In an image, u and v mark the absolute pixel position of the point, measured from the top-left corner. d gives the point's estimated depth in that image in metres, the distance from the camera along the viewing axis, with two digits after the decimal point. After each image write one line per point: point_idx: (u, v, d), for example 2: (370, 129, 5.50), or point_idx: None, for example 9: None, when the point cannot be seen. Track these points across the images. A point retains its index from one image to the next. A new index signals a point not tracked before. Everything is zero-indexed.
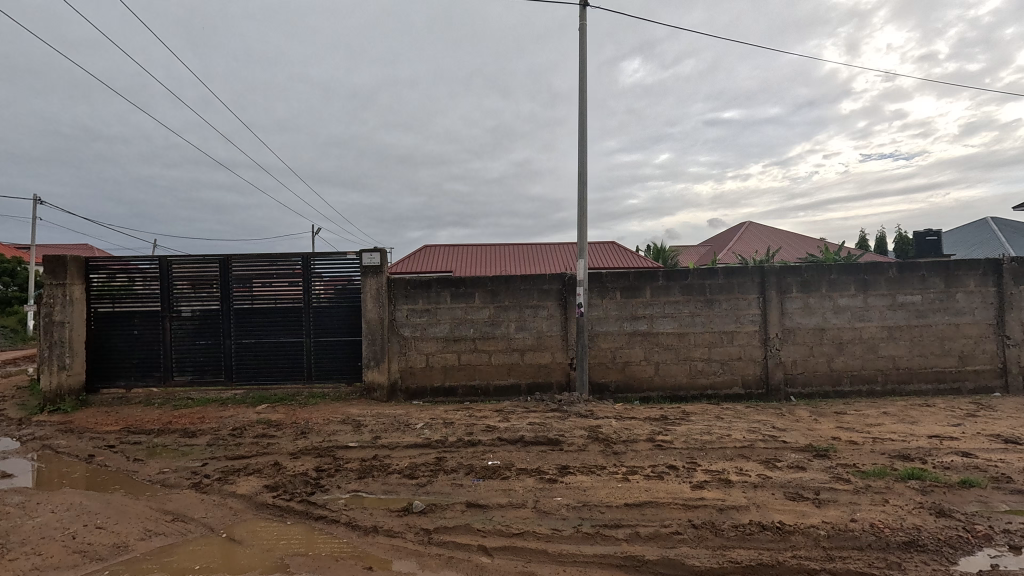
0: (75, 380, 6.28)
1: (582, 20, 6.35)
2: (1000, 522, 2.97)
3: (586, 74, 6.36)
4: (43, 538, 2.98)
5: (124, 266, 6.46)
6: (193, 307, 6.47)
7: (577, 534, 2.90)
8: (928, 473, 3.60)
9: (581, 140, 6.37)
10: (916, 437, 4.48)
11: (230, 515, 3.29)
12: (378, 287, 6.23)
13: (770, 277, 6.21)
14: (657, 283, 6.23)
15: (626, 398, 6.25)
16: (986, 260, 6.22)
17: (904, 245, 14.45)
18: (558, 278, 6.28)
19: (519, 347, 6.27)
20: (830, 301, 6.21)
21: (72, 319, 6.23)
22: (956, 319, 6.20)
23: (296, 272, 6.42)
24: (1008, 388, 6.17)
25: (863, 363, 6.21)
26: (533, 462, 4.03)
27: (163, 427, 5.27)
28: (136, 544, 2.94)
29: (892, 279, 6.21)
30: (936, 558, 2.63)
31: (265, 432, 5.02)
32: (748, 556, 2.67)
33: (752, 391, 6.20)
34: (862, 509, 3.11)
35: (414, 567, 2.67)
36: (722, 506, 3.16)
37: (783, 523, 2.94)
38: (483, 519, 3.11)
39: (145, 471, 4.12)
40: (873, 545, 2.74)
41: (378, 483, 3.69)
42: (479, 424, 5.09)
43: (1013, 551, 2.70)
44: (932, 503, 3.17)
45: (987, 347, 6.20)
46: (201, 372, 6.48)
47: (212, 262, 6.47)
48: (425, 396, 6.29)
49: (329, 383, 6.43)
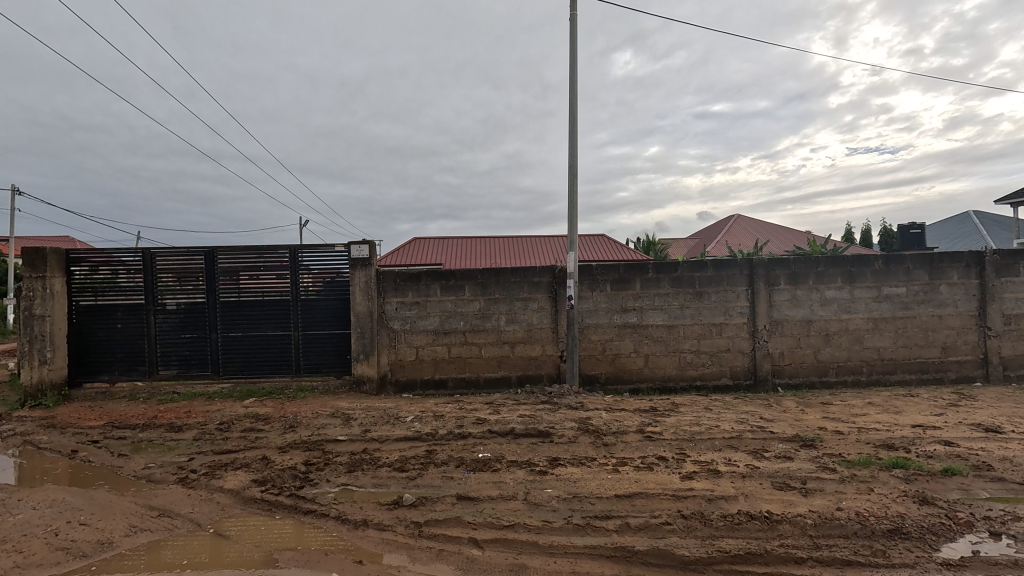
0: (57, 374, 6.15)
1: (573, 11, 6.28)
2: (981, 509, 3.04)
3: (576, 65, 6.31)
4: (24, 536, 2.92)
5: (107, 258, 6.32)
6: (178, 300, 6.37)
7: (568, 525, 2.91)
8: (912, 462, 3.66)
9: (572, 133, 6.34)
10: (901, 427, 4.56)
11: (217, 511, 3.25)
12: (366, 280, 6.16)
13: (758, 269, 6.26)
14: (648, 276, 6.25)
15: (616, 390, 6.28)
16: (970, 252, 6.32)
17: (890, 237, 14.69)
18: (548, 270, 6.27)
19: (510, 339, 6.26)
20: (818, 293, 6.28)
21: (53, 312, 6.08)
22: (939, 310, 6.30)
23: (283, 265, 6.32)
24: (989, 379, 6.30)
25: (849, 354, 6.30)
26: (524, 453, 4.05)
27: (149, 422, 5.18)
28: (121, 541, 2.89)
29: (879, 271, 6.28)
30: (919, 545, 2.68)
31: (253, 426, 4.96)
32: (736, 545, 2.70)
33: (740, 382, 6.26)
34: (848, 498, 3.15)
35: (404, 560, 2.67)
36: (710, 496, 3.18)
37: (771, 512, 2.98)
38: (473, 512, 3.10)
39: (131, 466, 4.06)
40: (859, 533, 2.78)
41: (368, 476, 3.67)
42: (470, 416, 5.08)
43: (994, 537, 2.76)
44: (916, 492, 3.23)
45: (970, 338, 6.32)
46: (187, 366, 6.39)
47: (197, 254, 6.36)
48: (415, 389, 6.27)
49: (317, 376, 6.39)
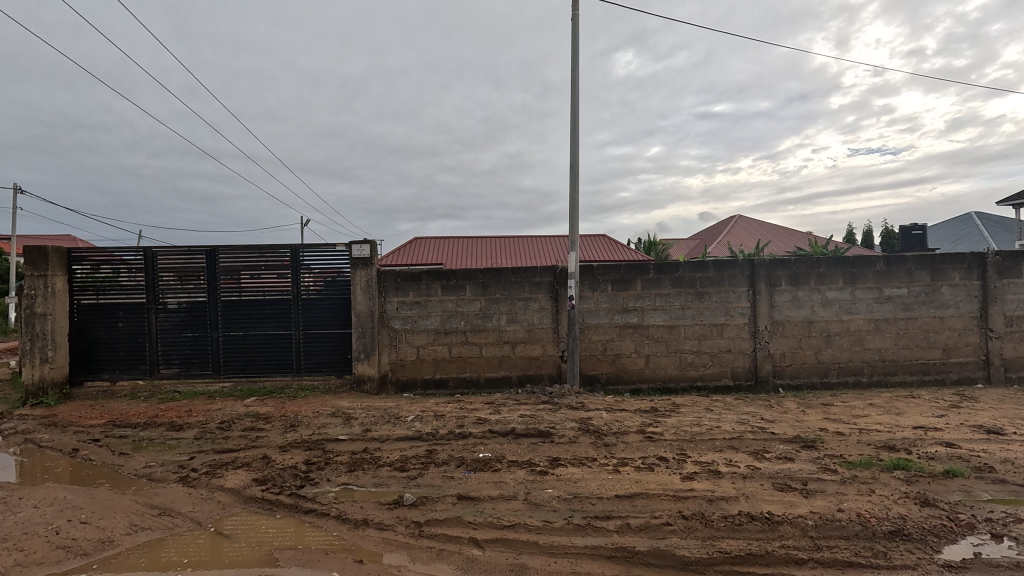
0: (58, 373, 6.15)
1: (574, 11, 6.27)
2: (983, 511, 3.03)
3: (578, 65, 6.30)
4: (25, 534, 2.92)
5: (108, 257, 6.33)
6: (179, 298, 6.37)
7: (568, 525, 2.91)
8: (913, 463, 3.65)
9: (573, 133, 6.33)
10: (902, 428, 4.55)
11: (217, 509, 3.25)
12: (367, 279, 6.16)
13: (759, 270, 6.25)
14: (649, 276, 6.25)
15: (616, 390, 6.27)
16: (972, 254, 6.31)
17: (892, 239, 14.67)
18: (549, 270, 6.27)
19: (511, 339, 6.26)
20: (819, 293, 6.27)
21: (55, 311, 6.09)
22: (941, 311, 6.29)
23: (284, 264, 6.33)
24: (991, 380, 6.28)
25: (850, 355, 6.29)
26: (524, 453, 4.05)
27: (150, 421, 5.19)
28: (121, 539, 2.90)
29: (880, 272, 6.27)
30: (920, 547, 2.67)
31: (254, 425, 4.97)
32: (736, 546, 2.69)
33: (741, 383, 6.26)
34: (849, 499, 3.15)
35: (405, 559, 2.67)
36: (711, 497, 3.18)
37: (772, 513, 2.97)
38: (473, 511, 3.10)
39: (132, 465, 4.06)
40: (860, 534, 2.78)
41: (369, 475, 3.67)
42: (470, 416, 5.08)
43: (996, 539, 2.75)
44: (917, 493, 3.22)
45: (971, 339, 6.30)
46: (189, 365, 6.39)
47: (199, 253, 6.37)
48: (416, 389, 6.27)
49: (318, 375, 6.40)
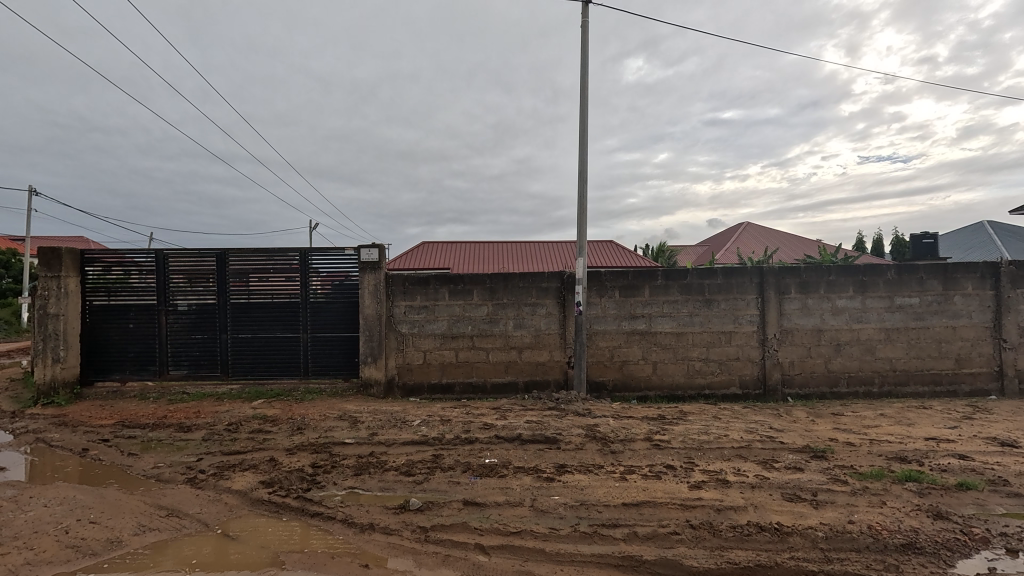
0: (69, 372, 6.23)
1: (584, 17, 6.30)
2: (998, 525, 2.98)
3: (587, 71, 6.32)
4: (36, 533, 2.95)
5: (119, 258, 6.42)
6: (189, 300, 6.43)
7: (575, 532, 2.90)
8: (925, 475, 3.60)
9: (582, 138, 6.34)
10: (914, 439, 4.48)
11: (224, 511, 3.27)
12: (375, 283, 6.20)
13: (769, 278, 6.21)
14: (656, 283, 6.22)
15: (624, 397, 6.25)
16: (985, 263, 6.22)
17: (903, 248, 14.47)
18: (557, 276, 6.25)
19: (518, 345, 6.25)
20: (829, 302, 6.22)
21: (67, 311, 6.18)
22: (953, 321, 6.21)
23: (293, 268, 6.37)
24: (1004, 392, 6.18)
25: (860, 364, 6.22)
26: (530, 460, 4.03)
27: (158, 422, 5.22)
28: (130, 539, 2.91)
29: (891, 281, 6.21)
30: (934, 560, 2.63)
31: (261, 427, 4.98)
32: (746, 557, 2.66)
33: (748, 391, 6.21)
34: (860, 511, 3.11)
35: (410, 564, 2.65)
36: (720, 506, 3.15)
37: (780, 524, 2.94)
38: (480, 517, 3.09)
39: (140, 465, 4.10)
40: (871, 547, 2.74)
41: (375, 479, 3.67)
42: (477, 421, 5.06)
43: (1011, 554, 2.70)
44: (929, 506, 3.17)
45: (984, 350, 6.21)
46: (197, 366, 6.44)
47: (208, 256, 6.43)
48: (422, 393, 6.27)
49: (325, 378, 6.41)
